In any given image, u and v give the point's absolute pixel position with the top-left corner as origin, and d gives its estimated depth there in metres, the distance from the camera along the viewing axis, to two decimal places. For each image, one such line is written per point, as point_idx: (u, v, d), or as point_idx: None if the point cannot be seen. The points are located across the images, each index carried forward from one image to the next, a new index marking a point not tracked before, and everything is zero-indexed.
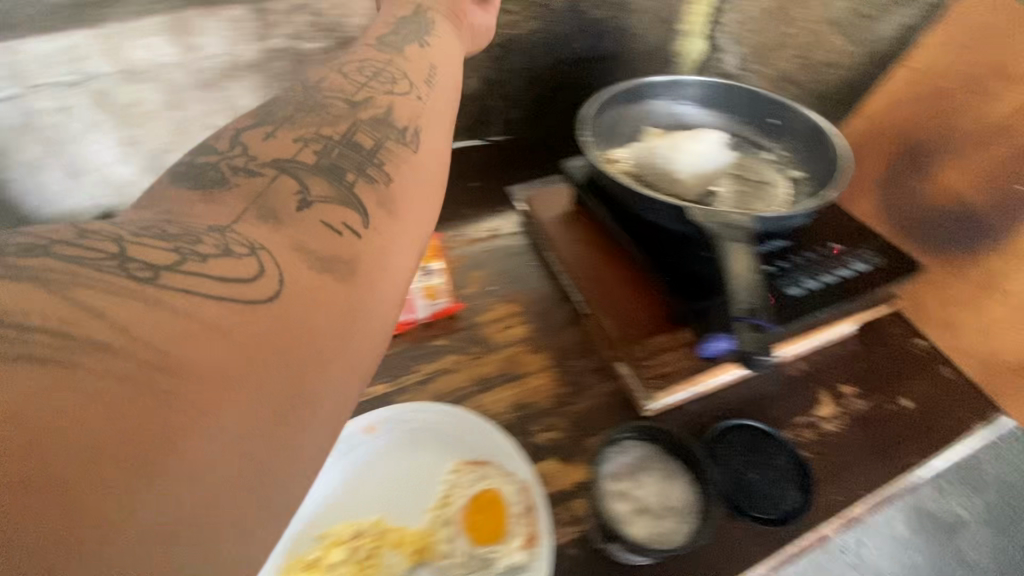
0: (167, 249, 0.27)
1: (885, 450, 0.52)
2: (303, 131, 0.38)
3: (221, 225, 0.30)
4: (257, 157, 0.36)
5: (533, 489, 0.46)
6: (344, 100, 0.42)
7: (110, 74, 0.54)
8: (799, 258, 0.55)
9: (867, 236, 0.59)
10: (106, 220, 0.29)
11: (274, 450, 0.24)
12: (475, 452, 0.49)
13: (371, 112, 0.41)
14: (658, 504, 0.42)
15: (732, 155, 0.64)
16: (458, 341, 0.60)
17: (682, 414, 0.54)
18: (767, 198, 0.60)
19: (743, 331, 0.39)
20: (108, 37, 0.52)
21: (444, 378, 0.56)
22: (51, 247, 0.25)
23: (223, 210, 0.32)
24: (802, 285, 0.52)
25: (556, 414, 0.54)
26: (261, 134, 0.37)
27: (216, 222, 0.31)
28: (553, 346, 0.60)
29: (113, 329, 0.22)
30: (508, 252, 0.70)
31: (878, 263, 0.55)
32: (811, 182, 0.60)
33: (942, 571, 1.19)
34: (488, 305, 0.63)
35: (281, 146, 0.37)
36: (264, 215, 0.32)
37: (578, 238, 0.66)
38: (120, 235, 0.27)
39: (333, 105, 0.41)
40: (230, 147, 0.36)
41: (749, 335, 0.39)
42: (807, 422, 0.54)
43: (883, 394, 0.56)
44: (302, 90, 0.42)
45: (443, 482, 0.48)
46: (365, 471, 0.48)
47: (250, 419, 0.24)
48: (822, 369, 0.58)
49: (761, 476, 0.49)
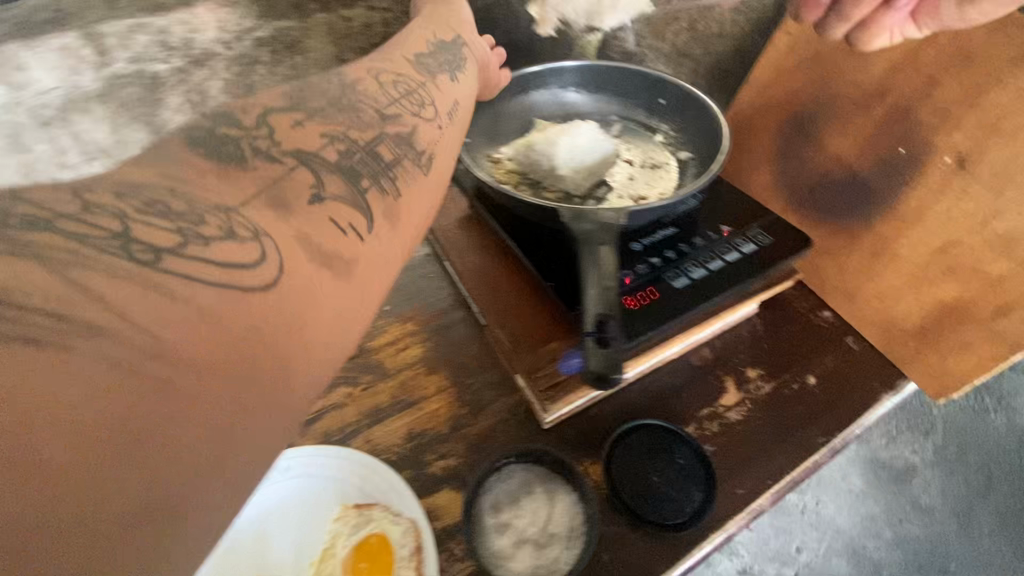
0: (168, 229, 0.26)
1: (790, 433, 0.51)
2: (335, 126, 0.37)
3: (228, 206, 0.29)
4: (281, 141, 0.34)
5: (419, 530, 0.43)
6: (289, 94, 0.38)
7: None
8: (687, 246, 0.54)
9: (759, 214, 0.57)
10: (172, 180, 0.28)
11: (253, 438, 0.24)
12: (361, 495, 0.46)
13: (388, 122, 0.39)
14: (539, 533, 0.39)
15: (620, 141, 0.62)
16: (348, 372, 0.56)
17: (584, 421, 0.52)
18: (655, 184, 0.59)
19: (590, 350, 0.36)
20: None
21: (333, 414, 0.53)
22: (52, 224, 0.24)
23: (232, 190, 0.30)
24: (689, 275, 0.51)
25: (452, 438, 0.51)
26: (294, 119, 0.36)
27: (222, 205, 0.29)
28: (451, 364, 0.57)
29: (105, 309, 0.22)
30: (405, 266, 0.66)
31: (767, 242, 0.54)
32: (697, 163, 0.59)
33: (896, 517, 1.22)
34: (382, 328, 0.60)
35: (308, 137, 0.35)
36: (273, 202, 0.30)
37: (473, 245, 0.63)
38: (124, 211, 0.25)
39: (365, 109, 0.39)
40: (258, 125, 0.34)
41: (594, 352, 0.36)
42: (711, 414, 0.52)
43: (789, 374, 0.55)
44: (342, 85, 0.40)
45: (326, 532, 0.45)
46: (243, 529, 0.45)
47: (230, 410, 0.23)
48: (727, 354, 0.57)
49: (663, 479, 0.47)
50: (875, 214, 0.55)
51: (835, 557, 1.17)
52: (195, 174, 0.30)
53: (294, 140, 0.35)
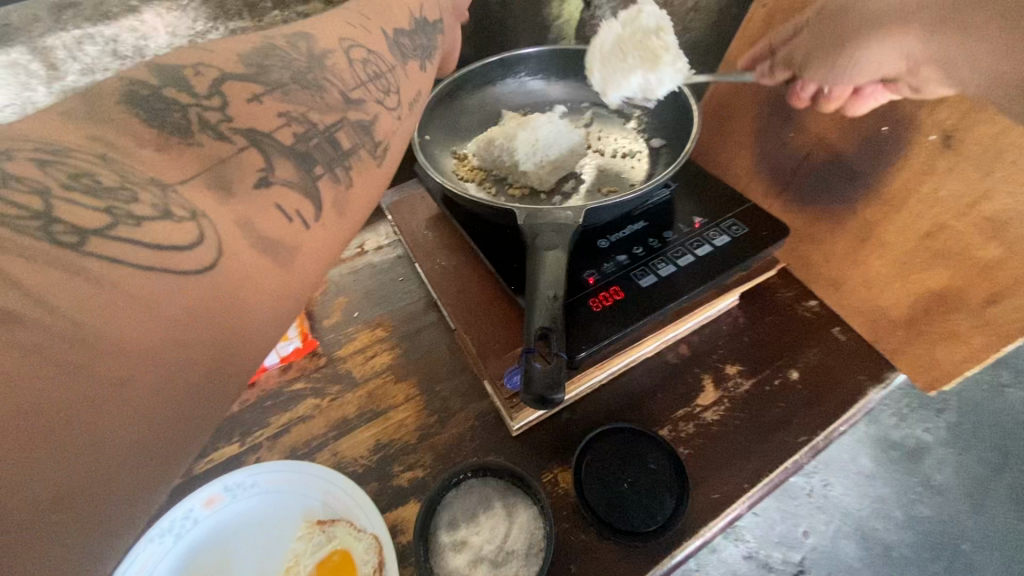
0: (98, 208, 0.22)
1: (770, 433, 0.49)
2: (292, 106, 0.32)
3: (164, 182, 0.25)
4: (231, 116, 0.30)
5: (379, 547, 0.42)
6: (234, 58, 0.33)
7: None
8: (656, 242, 0.52)
9: (733, 205, 0.55)
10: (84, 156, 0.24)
11: (188, 432, 0.21)
12: (324, 511, 0.45)
13: (343, 96, 0.35)
14: (495, 551, 0.38)
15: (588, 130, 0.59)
16: (317, 382, 0.55)
17: (554, 427, 0.50)
18: (625, 175, 0.56)
19: (532, 370, 0.35)
20: None
21: (301, 427, 0.52)
22: None
23: (170, 167, 0.26)
24: (657, 272, 0.49)
25: (419, 448, 0.50)
26: (250, 92, 0.31)
27: (158, 181, 0.25)
28: (420, 371, 0.55)
29: (23, 297, 0.19)
30: (376, 269, 0.65)
31: (741, 235, 0.52)
32: (669, 150, 0.56)
33: (908, 498, 1.18)
34: (351, 335, 0.59)
35: (263, 115, 0.31)
36: (215, 182, 0.27)
37: (441, 247, 0.61)
38: (48, 187, 0.22)
39: (328, 90, 0.34)
40: (208, 94, 0.30)
41: (540, 366, 0.35)
42: (686, 415, 0.50)
43: (770, 370, 0.53)
44: (305, 49, 0.35)
45: (290, 550, 0.44)
46: (206, 548, 0.44)
47: (165, 401, 0.21)
48: (705, 351, 0.54)
49: (635, 486, 0.45)
50: (860, 197, 0.52)
51: (843, 539, 1.12)
52: (129, 143, 0.26)
53: (246, 116, 0.30)
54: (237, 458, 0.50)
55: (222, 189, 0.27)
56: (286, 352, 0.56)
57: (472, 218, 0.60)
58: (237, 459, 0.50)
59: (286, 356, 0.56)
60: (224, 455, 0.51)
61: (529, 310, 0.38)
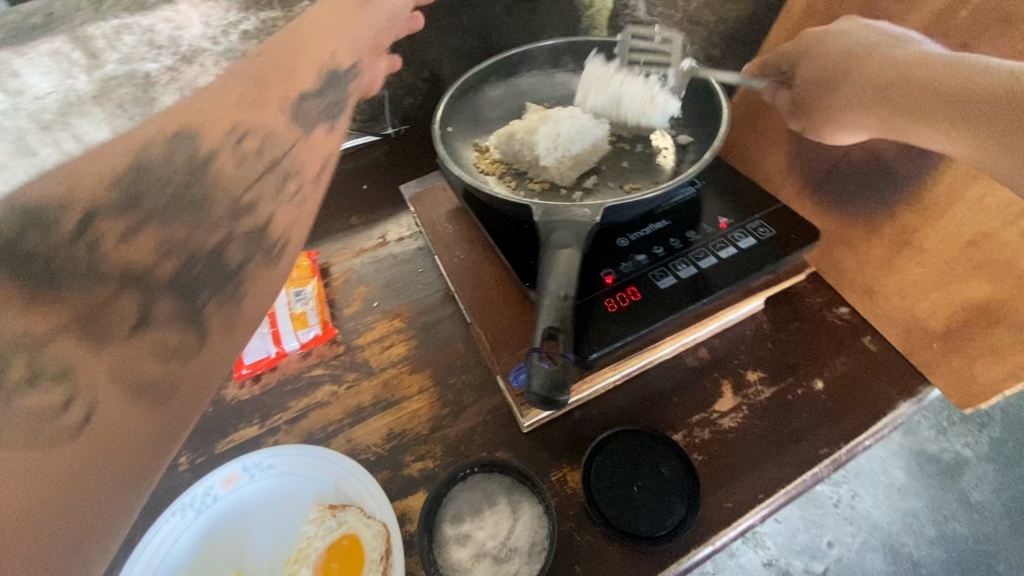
0: None
1: (789, 443, 0.47)
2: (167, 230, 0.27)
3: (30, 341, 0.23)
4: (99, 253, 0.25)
5: (388, 534, 0.43)
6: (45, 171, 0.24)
7: None
8: (679, 242, 0.50)
9: (763, 205, 0.53)
10: None
11: None
12: (336, 496, 0.47)
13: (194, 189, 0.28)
14: (497, 548, 0.38)
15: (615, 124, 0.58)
16: (335, 369, 0.56)
17: (566, 425, 0.50)
18: (649, 171, 0.55)
19: (535, 369, 0.35)
20: None
21: (318, 413, 0.53)
22: None
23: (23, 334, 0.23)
24: (677, 273, 0.47)
25: (431, 439, 0.51)
26: (125, 226, 0.25)
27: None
28: (436, 362, 0.56)
29: None
30: (396, 260, 0.65)
31: (769, 236, 0.50)
32: (697, 146, 0.55)
33: (942, 515, 1.12)
34: (370, 325, 0.60)
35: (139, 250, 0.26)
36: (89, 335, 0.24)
37: (460, 238, 0.61)
38: None
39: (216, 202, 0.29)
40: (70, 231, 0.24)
41: (539, 367, 0.35)
42: (702, 420, 0.49)
43: (793, 378, 0.51)
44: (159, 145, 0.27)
45: (302, 532, 0.46)
46: (224, 525, 0.46)
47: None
48: (725, 356, 0.53)
49: (645, 490, 0.45)
50: (898, 199, 0.49)
51: (871, 553, 1.08)
52: None
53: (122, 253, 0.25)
54: (257, 438, 0.52)
55: (94, 335, 0.24)
56: (306, 338, 0.57)
57: (492, 211, 0.60)
58: (257, 440, 0.52)
59: (306, 343, 0.57)
60: (244, 435, 0.53)
61: (539, 309, 0.38)
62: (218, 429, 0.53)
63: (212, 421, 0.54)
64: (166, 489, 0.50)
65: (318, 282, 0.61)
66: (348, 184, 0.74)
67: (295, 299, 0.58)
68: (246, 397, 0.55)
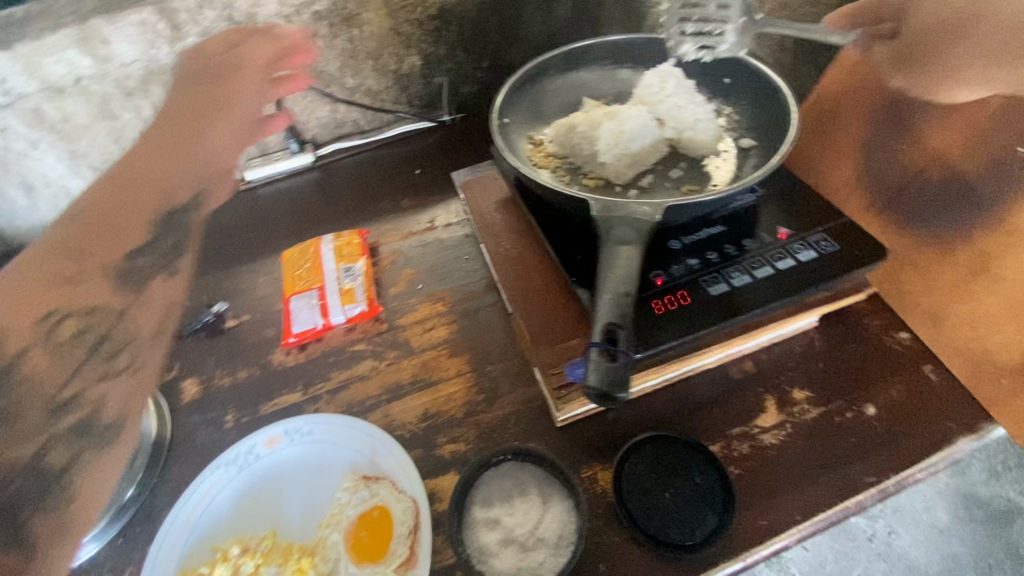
0: None
1: (833, 467, 0.45)
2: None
3: None
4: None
5: (418, 510, 0.44)
6: None
7: (37, 91, 0.63)
8: (735, 249, 0.49)
9: (825, 218, 0.51)
10: None
11: None
12: (370, 468, 0.48)
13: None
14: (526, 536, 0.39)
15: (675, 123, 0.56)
16: (376, 345, 0.58)
17: (599, 423, 0.50)
18: (708, 174, 0.53)
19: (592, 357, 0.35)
20: (24, 57, 0.60)
21: (358, 386, 0.55)
22: None
23: None
24: (731, 281, 0.46)
25: (464, 423, 0.51)
26: None
27: None
28: (474, 349, 0.56)
29: None
30: (443, 244, 0.66)
31: (829, 250, 0.48)
32: (760, 151, 0.53)
33: (988, 564, 1.05)
34: (413, 306, 0.61)
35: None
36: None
37: (507, 228, 0.62)
38: None
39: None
40: None
41: (598, 361, 0.35)
42: (742, 434, 0.48)
43: (842, 401, 0.49)
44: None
45: (335, 500, 0.47)
46: (263, 484, 0.48)
47: None
48: (771, 371, 0.51)
49: (676, 497, 0.44)
50: None
51: None
52: None
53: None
54: (298, 404, 0.54)
55: None
56: (351, 313, 0.59)
57: (542, 204, 0.60)
58: (299, 406, 0.54)
59: (350, 318, 0.59)
60: (287, 400, 0.55)
61: (595, 303, 0.38)
62: (264, 392, 0.56)
63: (258, 384, 0.56)
64: (212, 443, 0.53)
65: (367, 260, 0.63)
66: (401, 167, 0.76)
67: (342, 274, 0.61)
68: (291, 365, 0.57)
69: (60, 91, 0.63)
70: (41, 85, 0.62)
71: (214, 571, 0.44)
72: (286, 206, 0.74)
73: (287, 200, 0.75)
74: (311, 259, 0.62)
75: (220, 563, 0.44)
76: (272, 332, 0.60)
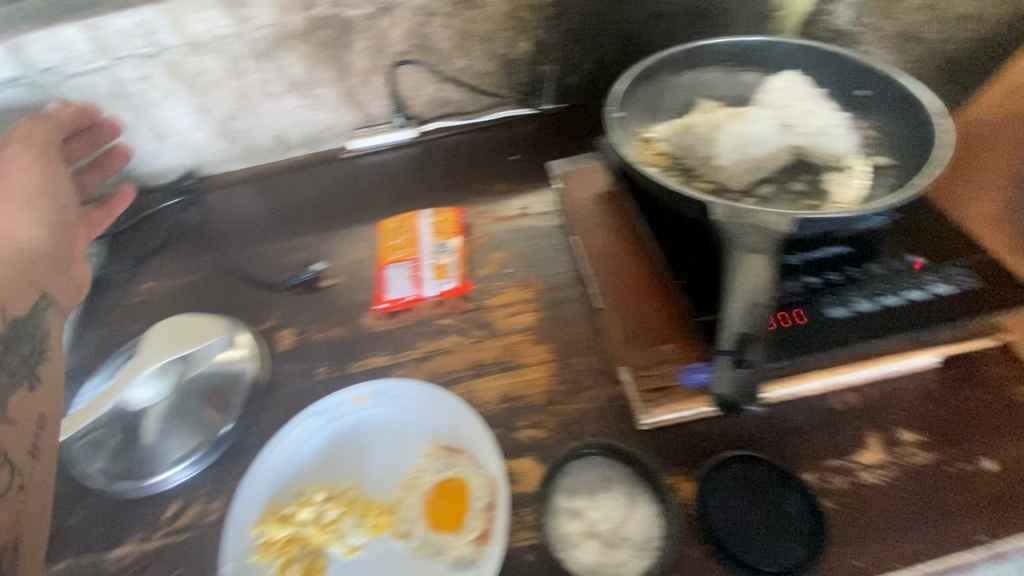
0: None
1: (942, 518, 0.42)
2: None
3: None
4: None
5: (497, 487, 0.45)
6: None
7: (179, 46, 0.68)
8: (859, 272, 0.46)
9: (961, 253, 0.47)
10: None
11: None
12: (452, 439, 0.49)
13: None
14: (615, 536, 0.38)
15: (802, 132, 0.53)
16: (463, 323, 0.58)
17: (684, 433, 0.48)
18: (835, 188, 0.49)
19: (722, 367, 0.40)
20: (173, 13, 0.65)
21: (442, 358, 0.56)
22: None
23: None
24: (852, 306, 0.44)
25: (545, 412, 0.51)
26: None
27: None
28: (560, 339, 0.56)
29: None
30: (534, 232, 0.66)
31: (966, 287, 0.44)
32: (896, 173, 0.49)
33: None
34: (501, 289, 0.61)
35: None
36: None
37: (604, 223, 0.61)
38: None
39: None
40: None
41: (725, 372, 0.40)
42: (839, 466, 0.45)
43: (956, 449, 0.45)
44: None
45: (415, 463, 0.48)
46: (348, 438, 0.51)
47: None
48: (877, 406, 0.48)
49: (763, 520, 0.42)
50: None
51: None
52: None
53: None
54: (384, 368, 0.56)
55: None
56: (444, 287, 0.61)
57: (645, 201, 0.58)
58: (384, 370, 0.56)
59: (441, 293, 0.60)
60: (373, 363, 0.56)
61: (724, 312, 0.39)
62: (353, 352, 0.58)
63: (348, 344, 0.58)
64: (302, 393, 0.55)
65: (461, 239, 0.64)
66: (498, 151, 0.76)
67: (436, 250, 0.62)
68: (380, 330, 0.59)
69: (200, 47, 0.68)
70: (185, 41, 0.67)
71: (299, 512, 0.46)
72: (384, 178, 0.77)
73: (386, 172, 0.77)
74: (408, 232, 0.63)
75: (306, 505, 0.46)
76: (363, 297, 0.62)
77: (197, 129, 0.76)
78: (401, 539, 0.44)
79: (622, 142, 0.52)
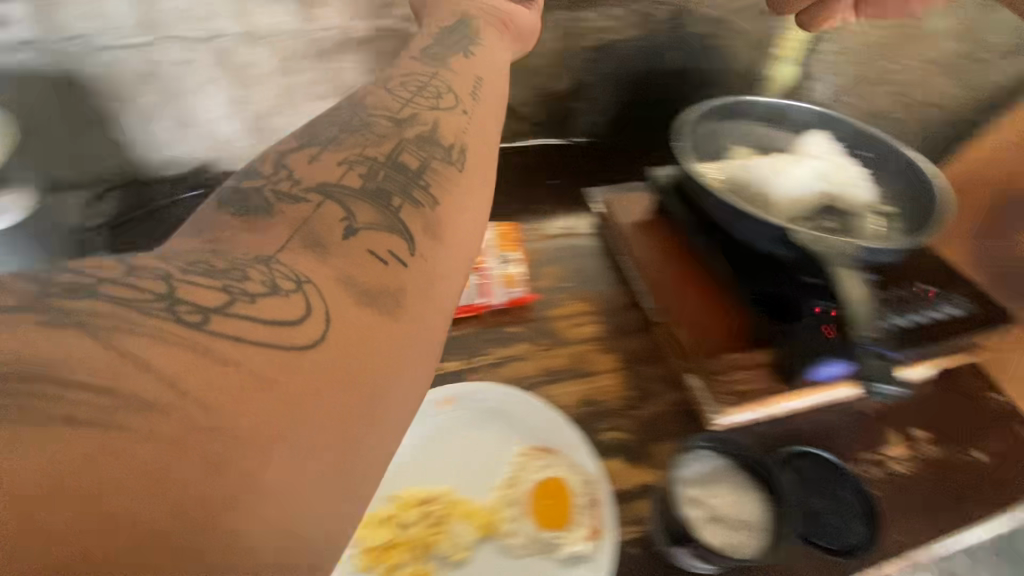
0: (401, 68, 0.47)
1: (955, 499, 0.51)
2: (347, 153, 0.38)
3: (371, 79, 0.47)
4: (299, 180, 0.36)
5: (600, 484, 0.47)
6: None
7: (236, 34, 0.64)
8: (890, 295, 0.58)
9: (957, 284, 0.61)
10: (353, 210, 0.34)
11: (461, 195, 0.39)
12: (544, 441, 0.50)
13: (418, 129, 0.41)
14: (704, 515, 0.45)
15: (828, 165, 0.60)
16: (531, 331, 0.60)
17: (752, 433, 0.53)
18: (857, 231, 0.57)
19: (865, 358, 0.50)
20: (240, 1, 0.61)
21: (514, 365, 0.57)
22: (323, 207, 0.34)
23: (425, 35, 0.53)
24: (908, 317, 0.56)
25: (622, 415, 0.54)
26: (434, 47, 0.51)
27: (332, 208, 0.34)
28: (620, 349, 0.60)
29: (337, 137, 0.40)
30: (579, 251, 0.70)
31: (971, 309, 0.58)
32: (903, 220, 0.57)
33: None
34: (563, 301, 0.64)
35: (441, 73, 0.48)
36: (308, 241, 0.32)
37: (652, 240, 0.66)
38: (308, 213, 0.33)
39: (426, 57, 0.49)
40: None
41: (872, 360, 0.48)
42: (873, 459, 0.53)
43: (956, 445, 0.55)
44: (354, 108, 0.43)
45: (512, 463, 0.49)
46: (437, 439, 0.50)
47: (457, 171, 0.40)
48: (893, 411, 0.57)
49: (827, 505, 0.47)
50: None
51: None
52: (324, 176, 0.36)
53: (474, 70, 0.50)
54: (458, 373, 0.56)
55: (331, 164, 0.37)
56: (511, 296, 0.61)
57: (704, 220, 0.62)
58: (459, 374, 0.56)
59: (509, 301, 0.61)
60: (448, 368, 0.56)
61: (848, 310, 0.51)
62: None
63: None
64: None
65: (522, 252, 0.66)
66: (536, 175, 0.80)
67: (500, 261, 0.63)
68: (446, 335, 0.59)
69: (255, 40, 0.64)
70: (245, 30, 0.63)
71: (402, 513, 0.45)
72: None
73: None
74: None
75: (409, 506, 0.45)
76: None
77: (229, 122, 0.70)
78: (511, 539, 0.44)
79: (686, 156, 0.59)
